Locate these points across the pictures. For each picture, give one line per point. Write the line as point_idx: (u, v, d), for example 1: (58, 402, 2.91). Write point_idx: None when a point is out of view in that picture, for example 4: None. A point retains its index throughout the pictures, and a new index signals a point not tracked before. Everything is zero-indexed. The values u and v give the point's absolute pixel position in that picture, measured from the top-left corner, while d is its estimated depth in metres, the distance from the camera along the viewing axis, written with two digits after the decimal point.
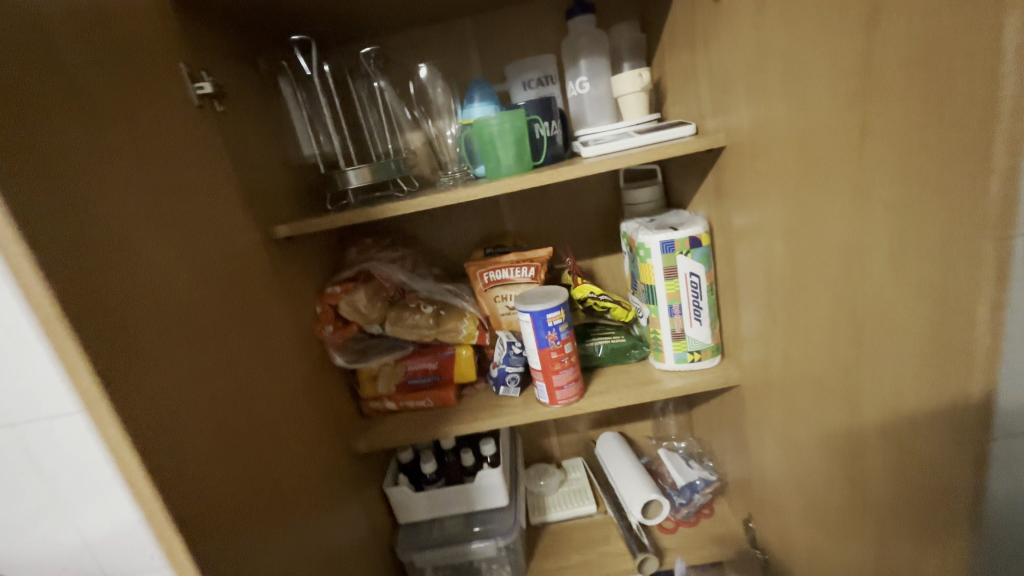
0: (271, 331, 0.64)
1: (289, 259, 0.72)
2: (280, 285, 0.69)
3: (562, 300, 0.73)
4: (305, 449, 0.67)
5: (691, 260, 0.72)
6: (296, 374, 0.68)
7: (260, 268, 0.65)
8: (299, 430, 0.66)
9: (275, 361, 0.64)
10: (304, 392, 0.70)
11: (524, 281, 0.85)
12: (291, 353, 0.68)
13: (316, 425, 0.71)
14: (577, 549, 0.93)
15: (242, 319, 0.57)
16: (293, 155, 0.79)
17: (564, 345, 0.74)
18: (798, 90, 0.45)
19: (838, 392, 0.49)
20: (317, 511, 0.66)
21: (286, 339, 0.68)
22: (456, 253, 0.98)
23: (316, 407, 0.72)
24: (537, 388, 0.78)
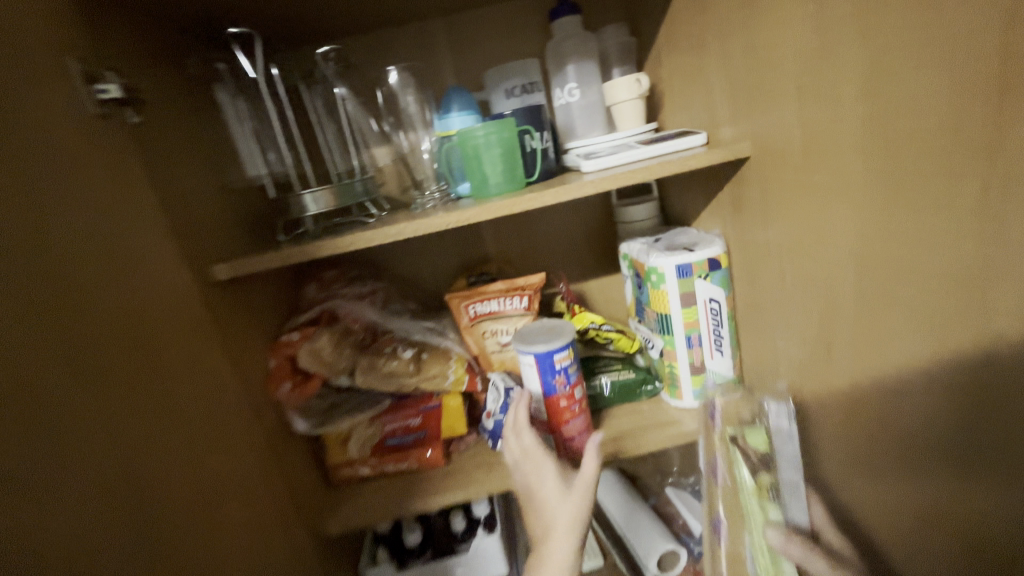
0: (211, 402, 0.50)
1: (233, 305, 0.59)
2: (223, 340, 0.55)
3: (569, 338, 0.64)
4: (257, 550, 0.52)
5: (710, 285, 0.64)
6: (247, 452, 0.54)
7: (195, 322, 0.51)
8: (250, 527, 0.52)
9: (213, 441, 0.49)
10: (259, 473, 0.56)
11: (516, 313, 0.75)
12: (240, 426, 0.54)
13: (274, 513, 0.57)
14: None
15: (165, 399, 0.44)
16: (235, 177, 0.65)
17: (574, 390, 0.65)
18: (875, 86, 0.38)
19: (921, 444, 0.41)
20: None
21: (232, 407, 0.54)
22: (433, 283, 0.86)
23: (274, 488, 0.58)
24: (543, 440, 0.68)
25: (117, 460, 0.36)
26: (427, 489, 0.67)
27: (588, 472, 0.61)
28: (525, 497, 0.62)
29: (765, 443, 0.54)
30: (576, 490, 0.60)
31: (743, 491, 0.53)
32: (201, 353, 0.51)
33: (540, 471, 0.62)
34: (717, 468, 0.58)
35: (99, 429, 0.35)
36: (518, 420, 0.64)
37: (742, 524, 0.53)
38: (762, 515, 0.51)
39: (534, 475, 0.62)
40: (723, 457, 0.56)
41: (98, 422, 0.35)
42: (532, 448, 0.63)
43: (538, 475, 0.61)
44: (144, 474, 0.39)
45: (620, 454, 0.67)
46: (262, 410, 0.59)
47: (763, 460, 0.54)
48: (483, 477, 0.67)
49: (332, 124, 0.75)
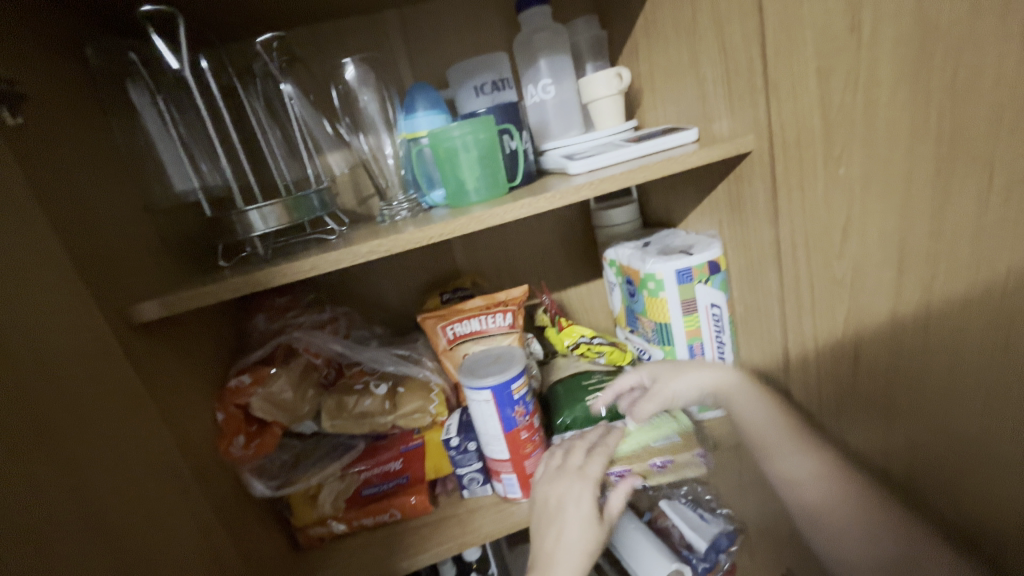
0: (142, 489, 0.39)
1: (165, 353, 0.47)
2: (156, 401, 0.44)
3: (523, 365, 0.58)
4: None
5: (711, 289, 0.61)
6: (196, 540, 0.44)
7: (112, 385, 0.40)
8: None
9: (149, 527, 0.39)
10: (214, 564, 0.45)
11: (501, 332, 0.68)
12: (184, 513, 0.43)
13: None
14: None
15: (69, 507, 0.32)
16: (157, 194, 0.54)
17: (532, 419, 0.59)
18: (925, 67, 0.35)
19: (987, 443, 0.38)
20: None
21: (175, 479, 0.43)
22: (401, 303, 0.77)
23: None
24: (504, 483, 0.60)
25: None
26: (415, 543, 0.58)
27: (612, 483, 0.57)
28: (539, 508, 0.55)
29: None
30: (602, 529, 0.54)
31: (628, 445, 0.63)
32: (125, 426, 0.40)
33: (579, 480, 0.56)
34: (621, 470, 0.61)
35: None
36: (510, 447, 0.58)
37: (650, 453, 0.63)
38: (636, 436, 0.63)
39: (571, 493, 0.55)
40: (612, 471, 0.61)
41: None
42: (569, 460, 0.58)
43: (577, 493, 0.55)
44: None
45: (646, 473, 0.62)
46: (210, 480, 0.48)
47: None
48: (480, 521, 0.60)
49: (278, 127, 0.65)
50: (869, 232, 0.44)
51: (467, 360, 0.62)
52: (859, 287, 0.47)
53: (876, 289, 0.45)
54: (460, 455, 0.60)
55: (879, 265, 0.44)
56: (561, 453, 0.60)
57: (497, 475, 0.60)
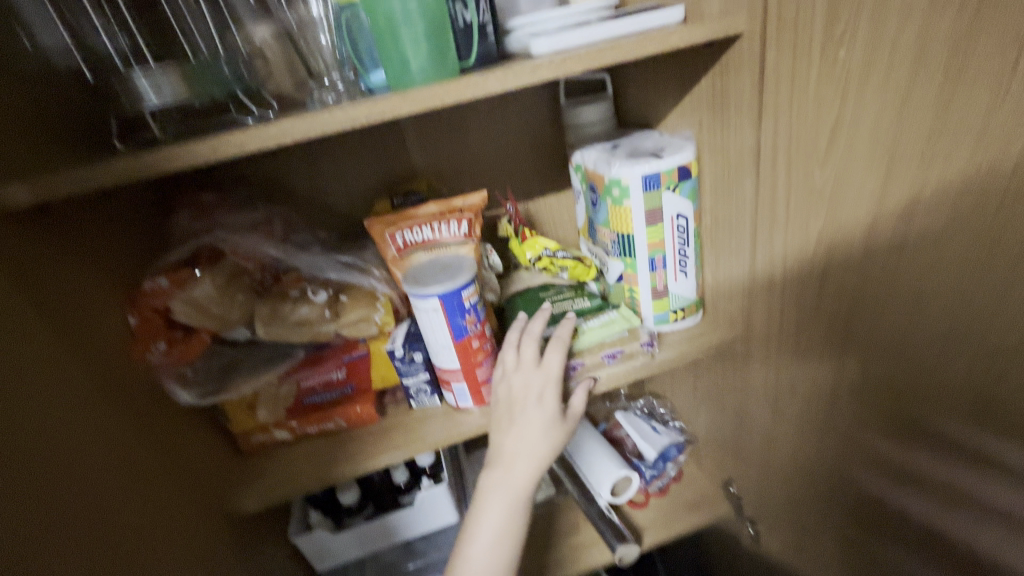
0: (32, 396, 0.34)
1: (43, 248, 0.40)
2: (40, 301, 0.38)
3: (473, 272, 0.54)
4: (149, 544, 0.41)
5: (678, 198, 0.55)
6: (114, 450, 0.41)
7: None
8: (132, 558, 0.38)
9: (55, 433, 0.35)
10: (130, 476, 0.41)
11: (454, 241, 0.61)
12: (87, 426, 0.38)
13: (166, 523, 0.44)
14: (547, 546, 0.78)
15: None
16: (24, 58, 0.44)
17: (484, 328, 0.56)
18: None
19: None
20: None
21: (80, 385, 0.39)
22: (347, 204, 0.71)
23: (161, 487, 0.45)
24: (454, 392, 0.58)
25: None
26: (360, 451, 0.57)
27: (577, 399, 0.57)
28: (509, 402, 0.55)
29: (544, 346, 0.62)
30: (567, 423, 0.57)
31: (580, 342, 0.61)
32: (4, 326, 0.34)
33: (539, 387, 0.56)
34: (575, 364, 0.60)
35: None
36: (448, 362, 0.56)
37: (601, 348, 0.61)
38: (592, 333, 0.62)
39: (528, 394, 0.55)
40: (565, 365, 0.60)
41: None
42: (533, 364, 0.57)
43: (539, 391, 0.55)
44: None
45: (611, 378, 0.59)
46: (115, 391, 0.43)
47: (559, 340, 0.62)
48: (427, 431, 0.58)
49: None
50: (859, 137, 0.43)
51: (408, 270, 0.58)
52: (840, 196, 0.46)
53: (858, 199, 0.45)
54: (404, 366, 0.57)
55: (864, 172, 0.44)
56: (512, 350, 0.58)
57: (447, 385, 0.58)
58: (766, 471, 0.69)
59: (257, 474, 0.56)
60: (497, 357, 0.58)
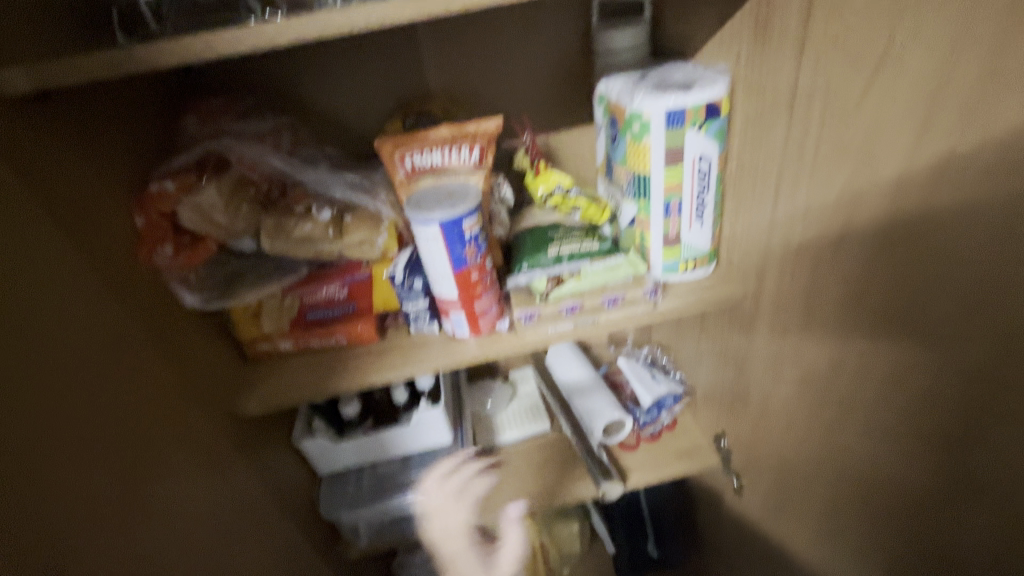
0: (21, 278, 0.34)
1: (38, 132, 0.39)
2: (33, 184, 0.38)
3: (477, 201, 0.52)
4: (154, 436, 0.44)
5: (703, 138, 0.51)
6: (127, 354, 0.43)
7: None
8: (133, 444, 0.41)
9: (71, 334, 0.38)
10: (138, 373, 0.44)
11: (465, 168, 0.59)
12: (79, 313, 0.39)
13: (168, 416, 0.47)
14: (535, 474, 0.82)
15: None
16: None
17: (485, 261, 0.55)
18: None
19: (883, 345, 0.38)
20: (189, 544, 0.45)
21: (95, 287, 0.41)
22: (359, 122, 0.69)
23: (157, 380, 0.46)
24: (451, 322, 0.58)
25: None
26: (359, 368, 0.59)
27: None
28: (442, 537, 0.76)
29: (543, 284, 0.60)
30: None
31: (581, 284, 0.60)
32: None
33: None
34: (572, 306, 0.60)
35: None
36: (446, 291, 0.55)
37: (602, 292, 0.60)
38: (594, 276, 0.60)
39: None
40: (561, 306, 0.60)
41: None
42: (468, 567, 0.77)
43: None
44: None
45: (609, 323, 0.60)
46: (111, 284, 0.43)
47: (558, 279, 0.60)
48: (422, 356, 0.59)
49: None
50: None
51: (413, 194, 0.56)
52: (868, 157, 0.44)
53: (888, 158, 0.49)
54: (404, 291, 0.58)
55: None
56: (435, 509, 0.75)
57: (445, 314, 0.58)
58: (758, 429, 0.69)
59: (259, 379, 0.59)
60: (496, 291, 0.57)
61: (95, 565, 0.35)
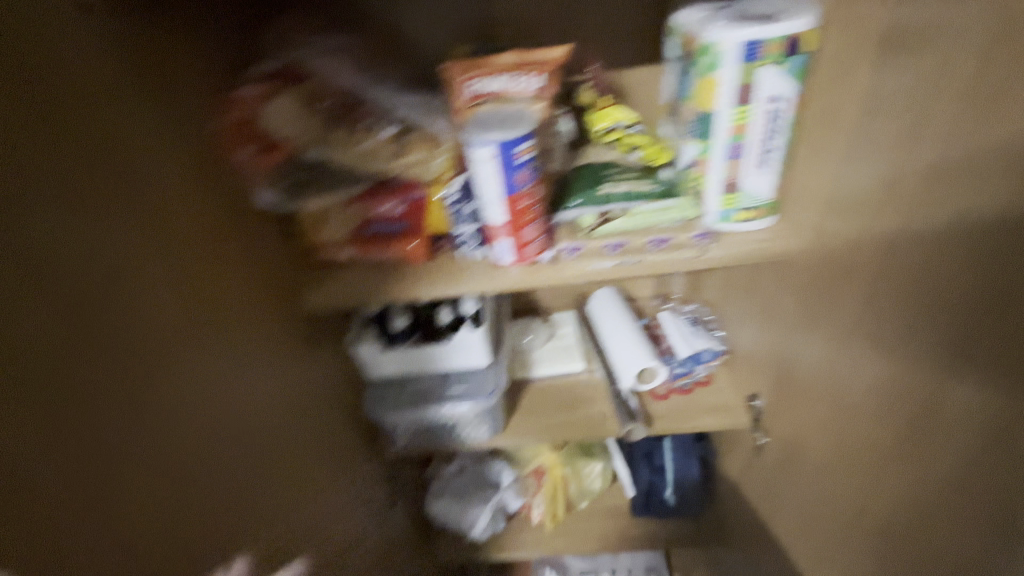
0: (147, 185, 0.41)
1: (156, 50, 0.44)
2: (141, 87, 0.42)
3: (533, 127, 0.53)
4: (241, 321, 0.52)
5: (779, 75, 0.48)
6: (236, 258, 0.53)
7: (103, 70, 0.38)
8: (238, 330, 0.51)
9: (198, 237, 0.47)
10: (241, 273, 0.53)
11: (527, 96, 0.59)
12: (197, 222, 0.47)
13: (260, 311, 0.56)
14: (563, 407, 0.86)
15: (41, 157, 0.31)
16: None
17: (535, 189, 0.56)
18: None
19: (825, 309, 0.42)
20: (259, 424, 0.52)
21: (213, 196, 0.50)
22: (428, 47, 0.70)
23: (242, 283, 0.53)
24: (496, 248, 0.60)
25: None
26: (407, 281, 0.63)
27: None
28: None
29: (591, 220, 0.61)
30: None
31: (629, 223, 0.61)
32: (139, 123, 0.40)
33: None
34: (616, 244, 0.60)
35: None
36: (495, 215, 0.57)
37: (649, 233, 0.61)
38: (643, 217, 0.61)
39: None
40: (605, 243, 0.60)
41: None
42: None
43: None
44: (2, 253, 0.28)
45: (653, 265, 0.60)
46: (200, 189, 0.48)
47: (605, 217, 0.61)
48: (466, 278, 0.62)
49: None
50: None
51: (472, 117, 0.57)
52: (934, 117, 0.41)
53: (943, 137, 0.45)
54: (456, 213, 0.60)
55: None
56: None
57: (490, 240, 0.60)
58: (789, 401, 0.66)
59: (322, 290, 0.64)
60: (542, 221, 0.59)
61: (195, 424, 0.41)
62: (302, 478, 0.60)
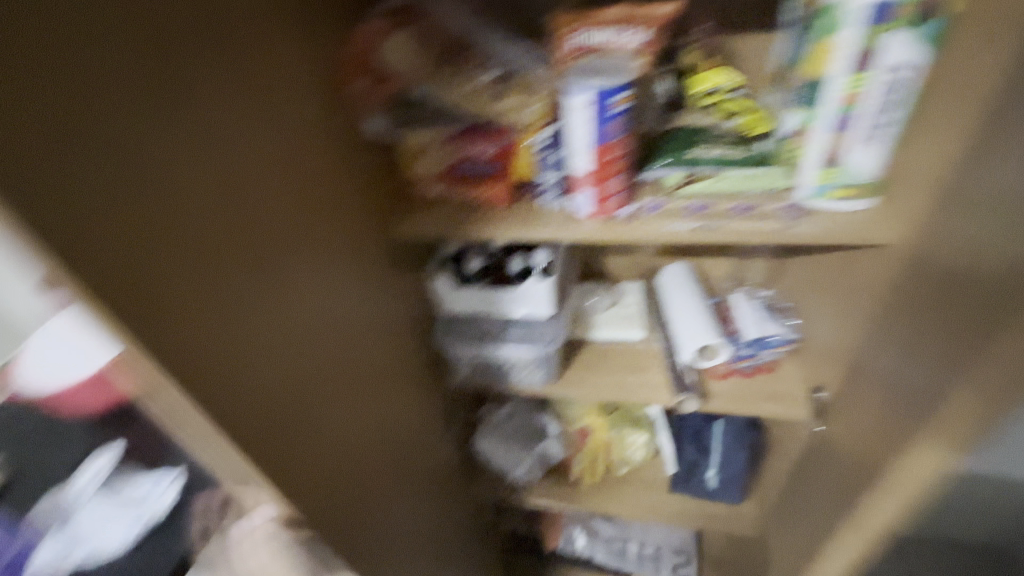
0: (313, 177, 0.53)
1: (325, 59, 0.54)
2: (306, 87, 0.51)
3: (632, 79, 0.53)
4: (360, 253, 0.62)
5: (908, 41, 0.44)
6: (374, 223, 0.65)
7: (290, 94, 0.49)
8: (368, 278, 0.64)
9: (343, 212, 0.58)
10: (375, 235, 0.66)
11: (630, 49, 0.58)
12: (345, 202, 0.59)
13: (382, 259, 0.68)
14: (618, 370, 0.87)
15: (254, 175, 0.44)
16: None
17: (623, 141, 0.57)
18: None
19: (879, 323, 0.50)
20: (343, 343, 0.59)
21: (357, 174, 0.61)
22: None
23: (373, 237, 0.66)
24: (577, 199, 0.62)
25: (161, 217, 0.35)
26: (487, 221, 0.67)
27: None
28: None
29: (677, 180, 0.62)
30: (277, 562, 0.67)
31: (714, 187, 0.61)
32: (308, 135, 0.52)
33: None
34: (699, 207, 0.61)
35: (80, 127, 0.30)
36: (580, 164, 0.58)
37: (734, 199, 0.60)
38: (730, 183, 0.60)
39: None
40: (687, 204, 0.61)
41: (54, 67, 0.29)
42: None
43: None
44: (230, 251, 0.41)
45: (735, 235, 0.59)
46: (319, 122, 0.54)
47: (691, 179, 0.61)
48: (543, 224, 0.65)
49: None
50: None
51: (573, 65, 0.58)
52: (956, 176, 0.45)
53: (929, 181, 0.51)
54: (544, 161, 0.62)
55: None
56: None
57: (573, 190, 0.62)
58: (857, 398, 0.64)
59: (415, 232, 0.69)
60: (626, 176, 0.60)
61: (301, 340, 0.50)
62: (378, 387, 0.67)
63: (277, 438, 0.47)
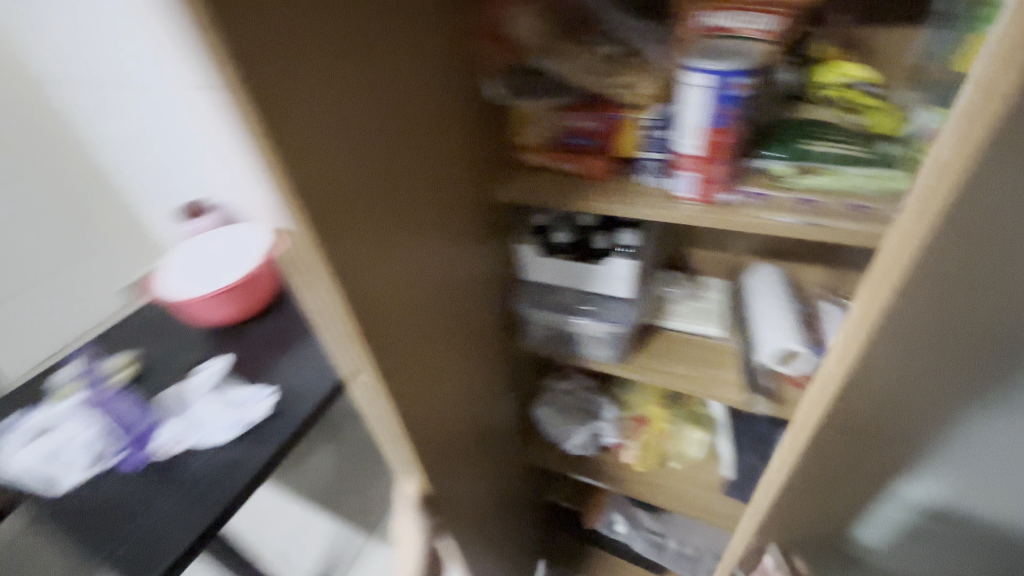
0: (455, 175, 0.64)
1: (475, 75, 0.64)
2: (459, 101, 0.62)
3: (756, 64, 0.53)
4: (477, 231, 0.73)
5: None
6: (492, 210, 0.77)
7: (450, 109, 0.60)
8: (481, 255, 0.76)
9: (471, 201, 0.70)
10: (492, 219, 0.77)
11: (755, 36, 0.55)
12: (475, 195, 0.70)
13: (494, 237, 0.80)
14: (688, 361, 0.87)
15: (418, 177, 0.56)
16: None
17: (735, 126, 0.57)
18: None
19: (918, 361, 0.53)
20: (450, 297, 0.68)
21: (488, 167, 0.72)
22: None
23: (489, 221, 0.77)
24: (678, 179, 0.63)
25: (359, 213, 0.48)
26: (584, 194, 0.69)
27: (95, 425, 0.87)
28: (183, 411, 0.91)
29: (788, 171, 0.60)
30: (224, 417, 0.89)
31: (828, 183, 0.59)
32: (457, 141, 0.63)
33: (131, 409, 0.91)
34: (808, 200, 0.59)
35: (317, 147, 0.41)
36: (687, 144, 0.59)
37: (846, 197, 0.58)
38: (845, 181, 0.58)
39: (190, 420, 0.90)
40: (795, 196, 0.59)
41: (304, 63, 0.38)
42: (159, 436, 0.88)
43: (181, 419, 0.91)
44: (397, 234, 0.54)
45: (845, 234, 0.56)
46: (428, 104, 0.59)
47: (804, 172, 0.60)
48: (640, 201, 0.66)
49: None
50: None
51: (693, 48, 0.57)
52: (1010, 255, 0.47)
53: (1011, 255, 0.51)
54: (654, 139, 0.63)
55: None
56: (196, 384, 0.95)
57: (675, 170, 0.63)
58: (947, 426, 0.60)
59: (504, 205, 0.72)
60: (733, 162, 0.60)
61: (429, 300, 0.63)
62: (460, 334, 0.73)
63: (387, 353, 0.56)
